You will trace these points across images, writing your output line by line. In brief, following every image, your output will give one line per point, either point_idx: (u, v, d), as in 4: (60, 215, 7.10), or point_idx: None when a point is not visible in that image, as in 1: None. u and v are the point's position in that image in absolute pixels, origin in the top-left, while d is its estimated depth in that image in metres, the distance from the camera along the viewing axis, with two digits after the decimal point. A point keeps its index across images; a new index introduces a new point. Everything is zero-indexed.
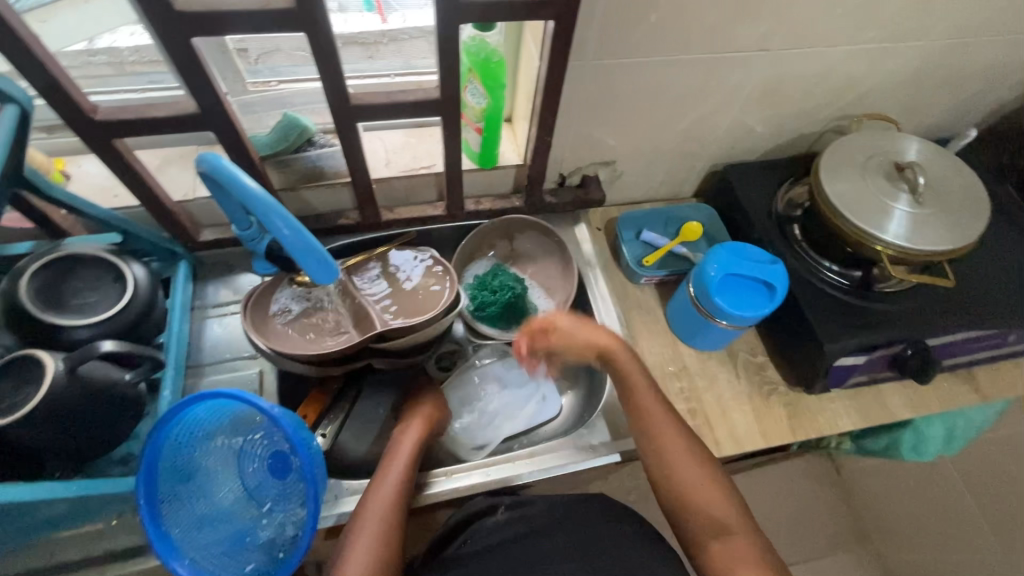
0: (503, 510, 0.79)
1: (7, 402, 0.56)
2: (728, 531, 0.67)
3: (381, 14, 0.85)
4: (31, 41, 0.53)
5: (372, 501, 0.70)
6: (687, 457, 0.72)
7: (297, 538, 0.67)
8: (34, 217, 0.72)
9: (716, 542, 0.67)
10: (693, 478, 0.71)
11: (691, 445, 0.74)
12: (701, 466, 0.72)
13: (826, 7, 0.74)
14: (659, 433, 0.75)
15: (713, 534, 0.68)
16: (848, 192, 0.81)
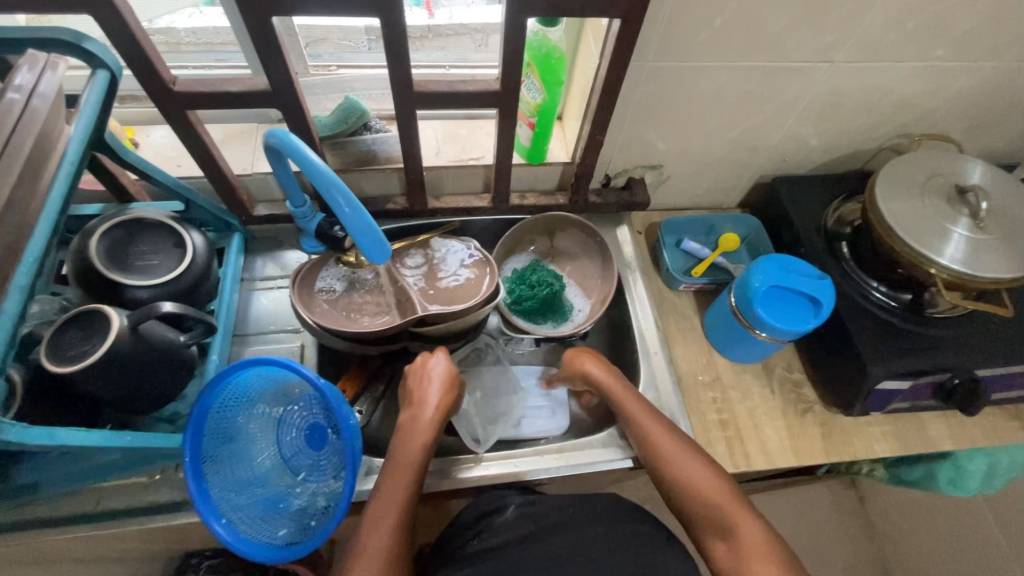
0: (513, 509, 0.78)
1: (74, 351, 0.59)
2: (731, 530, 0.66)
3: (428, 10, 0.88)
4: (127, 12, 0.56)
5: (383, 503, 0.66)
6: (687, 465, 0.71)
7: (330, 507, 0.70)
8: (106, 180, 0.75)
9: (723, 543, 0.67)
10: (692, 485, 0.70)
11: (691, 455, 0.72)
12: (701, 467, 0.71)
13: (899, 21, 0.72)
14: (659, 446, 0.73)
15: (717, 534, 0.67)
16: (904, 212, 0.78)
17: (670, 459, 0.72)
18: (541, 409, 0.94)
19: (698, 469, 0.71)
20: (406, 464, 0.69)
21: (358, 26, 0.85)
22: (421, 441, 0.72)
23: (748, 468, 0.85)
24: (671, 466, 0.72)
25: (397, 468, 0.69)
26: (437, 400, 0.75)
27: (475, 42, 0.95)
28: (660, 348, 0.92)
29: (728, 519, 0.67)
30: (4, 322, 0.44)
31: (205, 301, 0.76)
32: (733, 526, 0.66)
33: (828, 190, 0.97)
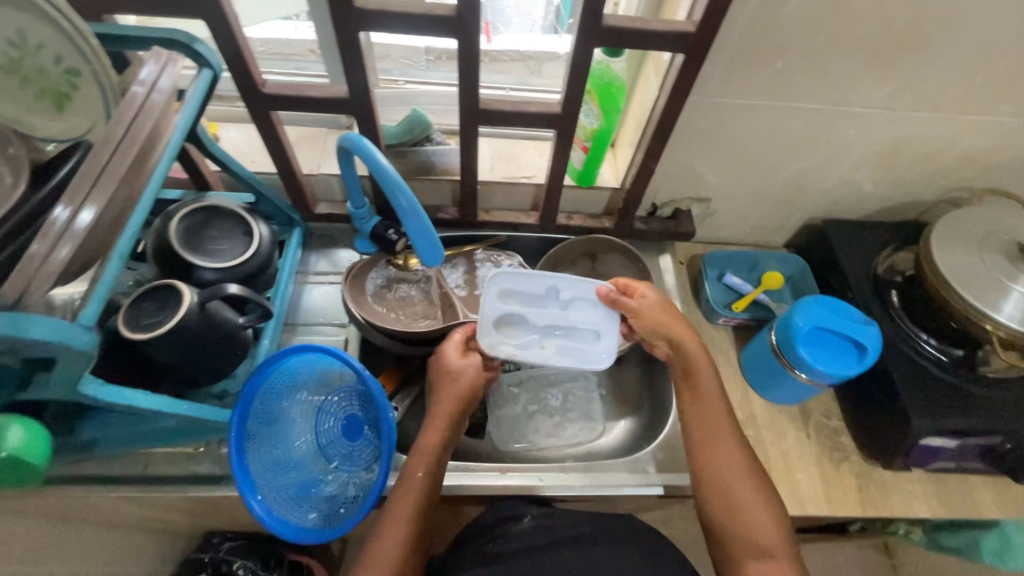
0: (529, 518, 0.78)
1: (148, 321, 0.64)
2: (773, 556, 0.65)
3: (487, 35, 0.95)
4: (234, 20, 0.62)
5: (402, 498, 0.68)
6: (750, 482, 0.69)
7: (360, 498, 0.73)
8: (189, 168, 0.82)
9: (757, 562, 0.66)
10: (748, 500, 0.68)
11: (754, 474, 0.70)
12: (760, 489, 0.69)
13: (967, 74, 0.72)
14: (724, 456, 0.70)
15: (754, 554, 0.66)
16: (960, 265, 0.77)
17: (734, 470, 0.69)
18: (590, 327, 0.79)
19: (754, 485, 0.69)
20: (426, 459, 0.70)
21: (419, 46, 0.94)
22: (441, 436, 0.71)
23: None
24: (732, 479, 0.69)
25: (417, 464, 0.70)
26: (455, 396, 0.73)
27: (531, 69, 1.00)
28: None
29: (773, 544, 0.66)
30: (102, 285, 0.48)
31: (262, 289, 0.81)
32: (777, 553, 0.65)
33: (880, 237, 0.96)
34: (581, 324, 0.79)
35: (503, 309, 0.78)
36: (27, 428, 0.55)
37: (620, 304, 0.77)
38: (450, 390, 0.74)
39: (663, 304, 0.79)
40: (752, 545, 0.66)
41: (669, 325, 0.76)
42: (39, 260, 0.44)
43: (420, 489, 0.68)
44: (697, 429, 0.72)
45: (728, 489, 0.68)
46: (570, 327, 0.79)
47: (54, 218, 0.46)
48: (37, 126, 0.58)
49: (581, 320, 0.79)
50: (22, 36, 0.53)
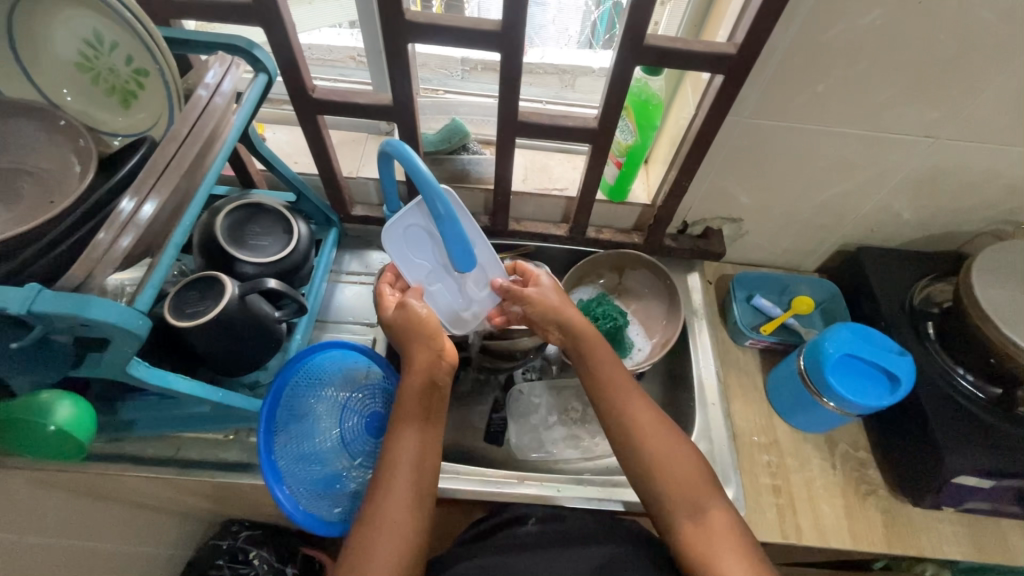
0: (534, 522, 0.77)
1: (192, 309, 0.67)
2: (703, 509, 0.64)
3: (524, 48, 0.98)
4: (291, 30, 0.65)
5: (393, 480, 0.64)
6: (661, 441, 0.68)
7: None
8: (237, 167, 0.86)
9: (691, 520, 0.64)
10: (663, 461, 0.67)
11: (666, 429, 0.69)
12: (675, 444, 0.68)
13: (1015, 105, 0.71)
14: (639, 426, 0.69)
15: (685, 512, 0.65)
16: (1002, 299, 0.75)
17: (647, 435, 0.68)
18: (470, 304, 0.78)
19: (669, 447, 0.68)
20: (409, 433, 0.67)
21: (456, 57, 0.97)
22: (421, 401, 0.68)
23: (799, 541, 0.80)
24: (644, 444, 0.68)
25: (403, 437, 0.66)
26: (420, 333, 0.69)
27: (565, 82, 1.02)
28: (718, 401, 0.89)
29: (701, 499, 0.65)
30: (160, 271, 0.52)
31: (297, 286, 0.83)
32: (705, 505, 0.65)
33: (917, 267, 0.93)
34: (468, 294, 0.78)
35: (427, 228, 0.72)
36: (75, 403, 0.58)
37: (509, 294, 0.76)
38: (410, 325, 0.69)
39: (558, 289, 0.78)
40: (674, 501, 0.65)
41: (559, 306, 0.75)
42: (104, 247, 0.47)
43: (411, 459, 0.65)
44: (606, 399, 0.72)
45: (644, 455, 0.68)
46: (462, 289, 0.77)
47: (120, 209, 0.48)
48: (107, 121, 0.63)
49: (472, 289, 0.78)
50: (99, 37, 0.58)
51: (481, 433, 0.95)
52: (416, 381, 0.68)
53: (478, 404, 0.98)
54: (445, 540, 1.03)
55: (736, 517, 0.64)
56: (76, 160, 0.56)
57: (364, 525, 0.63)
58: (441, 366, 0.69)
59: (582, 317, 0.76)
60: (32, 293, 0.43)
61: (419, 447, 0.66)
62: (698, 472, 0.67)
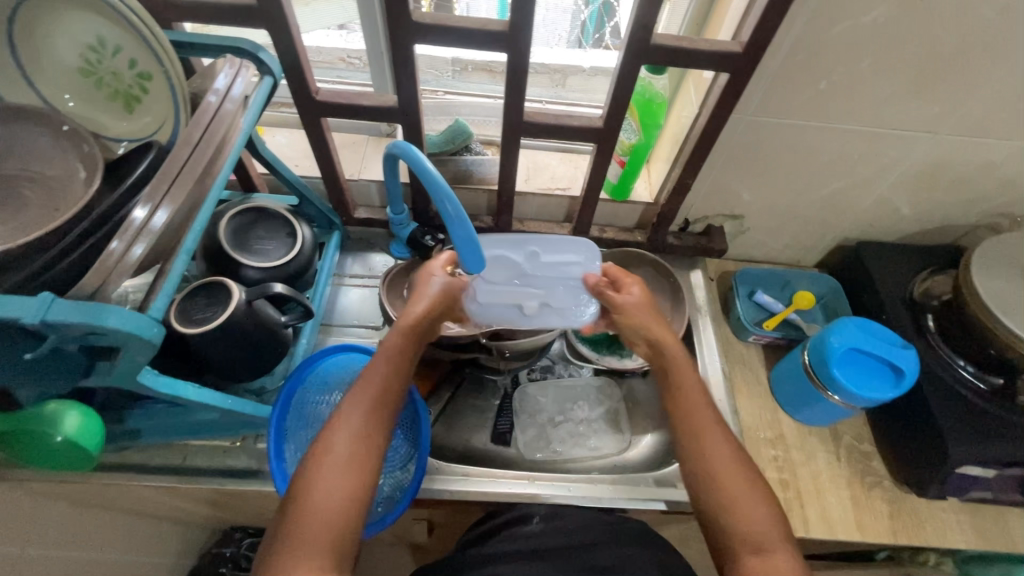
0: (536, 520, 0.77)
1: (199, 316, 0.66)
2: (768, 549, 0.59)
3: None
4: (295, 32, 0.65)
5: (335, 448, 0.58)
6: (733, 467, 0.64)
7: (399, 493, 0.77)
8: (239, 171, 0.85)
9: (756, 557, 0.59)
10: (737, 496, 0.62)
11: (733, 447, 0.66)
12: (747, 478, 0.64)
13: (1011, 102, 0.72)
14: (699, 436, 0.66)
15: (750, 548, 0.60)
16: (1002, 291, 0.76)
17: (724, 465, 0.64)
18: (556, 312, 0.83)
19: (744, 477, 0.64)
20: (370, 395, 0.61)
21: (447, 57, 0.97)
22: (390, 368, 0.63)
23: (807, 534, 0.81)
24: (717, 473, 0.64)
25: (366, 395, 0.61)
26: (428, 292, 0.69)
27: (556, 81, 1.02)
28: (724, 397, 0.90)
29: (769, 540, 0.60)
30: (173, 279, 0.51)
31: (301, 290, 0.82)
32: (772, 546, 0.60)
33: (916, 260, 0.95)
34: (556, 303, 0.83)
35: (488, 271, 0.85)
36: (82, 413, 0.57)
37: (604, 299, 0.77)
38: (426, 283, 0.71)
39: (648, 302, 0.75)
40: (748, 542, 0.60)
41: (646, 320, 0.74)
42: (117, 256, 0.46)
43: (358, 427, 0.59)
44: (680, 414, 0.68)
45: (716, 483, 0.63)
46: (550, 298, 0.84)
47: (133, 218, 0.47)
48: (110, 126, 0.62)
49: (557, 289, 0.84)
50: (102, 41, 0.57)
51: (487, 434, 0.95)
52: (391, 355, 0.64)
53: (483, 404, 0.97)
54: (452, 538, 1.04)
55: (802, 565, 0.59)
56: (81, 165, 0.55)
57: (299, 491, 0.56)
58: (415, 339, 0.66)
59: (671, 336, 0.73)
60: (44, 303, 0.43)
61: (367, 413, 0.60)
62: (771, 509, 0.62)
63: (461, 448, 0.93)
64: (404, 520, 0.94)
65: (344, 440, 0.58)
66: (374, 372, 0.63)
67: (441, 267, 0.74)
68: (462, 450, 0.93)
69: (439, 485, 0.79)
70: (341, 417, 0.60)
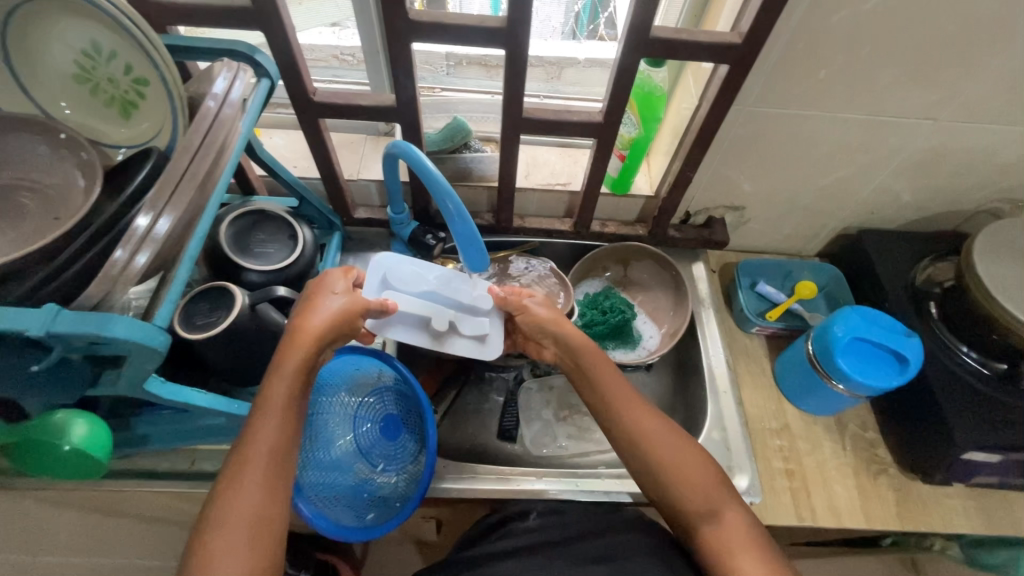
0: (534, 517, 0.76)
1: (204, 321, 0.66)
2: (716, 514, 0.62)
3: None
4: (292, 32, 0.64)
5: (230, 508, 0.53)
6: (670, 448, 0.65)
7: (411, 490, 0.77)
8: (237, 173, 0.85)
9: (710, 526, 0.61)
10: (675, 469, 0.64)
11: (664, 424, 0.67)
12: (686, 448, 0.65)
13: (1013, 86, 0.72)
14: (631, 424, 0.66)
15: (703, 516, 0.62)
16: (1005, 277, 0.76)
17: (658, 450, 0.64)
18: (468, 338, 0.76)
19: (676, 451, 0.65)
20: (258, 457, 0.55)
21: (442, 52, 0.96)
22: (286, 405, 0.58)
23: (814, 523, 0.81)
24: (654, 454, 0.64)
25: (258, 443, 0.56)
26: (320, 317, 0.62)
27: (553, 74, 1.01)
28: (729, 388, 0.91)
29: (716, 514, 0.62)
30: (176, 285, 0.51)
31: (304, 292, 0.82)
32: (720, 510, 0.62)
33: (918, 248, 0.94)
34: (471, 327, 0.76)
35: (394, 280, 0.74)
36: (90, 422, 0.57)
37: (509, 303, 0.74)
38: (317, 304, 0.63)
39: (551, 306, 0.75)
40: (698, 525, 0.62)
41: (555, 322, 0.73)
42: (120, 265, 0.46)
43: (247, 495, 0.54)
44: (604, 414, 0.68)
45: (653, 462, 0.64)
46: (465, 322, 0.76)
47: (135, 227, 0.47)
48: (108, 133, 0.62)
49: (471, 313, 0.77)
50: (96, 48, 0.57)
51: (494, 431, 0.95)
52: (280, 407, 0.58)
53: (488, 401, 0.97)
54: (460, 534, 1.04)
55: (756, 521, 0.62)
56: (80, 173, 0.55)
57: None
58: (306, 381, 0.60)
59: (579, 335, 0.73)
60: (50, 315, 0.43)
61: (269, 458, 0.56)
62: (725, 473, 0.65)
63: (467, 446, 0.94)
64: (413, 518, 0.95)
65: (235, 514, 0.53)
66: (269, 410, 0.57)
67: (341, 280, 0.67)
68: (468, 448, 0.93)
69: (448, 484, 0.79)
70: (239, 465, 0.55)
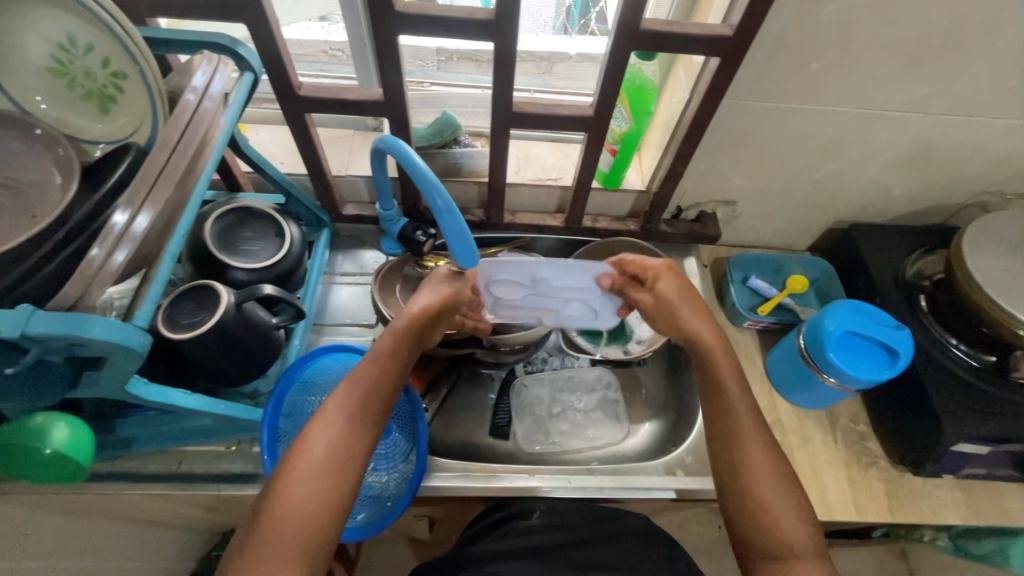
0: (537, 515, 0.76)
1: (188, 321, 0.65)
2: (790, 559, 0.59)
3: None
4: (275, 25, 0.63)
5: (312, 445, 0.57)
6: (772, 486, 0.62)
7: (403, 488, 0.77)
8: (222, 169, 0.83)
9: (775, 563, 0.59)
10: (767, 508, 0.61)
11: (775, 464, 0.63)
12: (783, 490, 0.62)
13: (1002, 79, 0.72)
14: (738, 450, 0.64)
15: (771, 555, 0.60)
16: (993, 270, 0.76)
17: (756, 482, 0.62)
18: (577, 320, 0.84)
19: (779, 489, 0.62)
20: (345, 407, 0.60)
21: (432, 46, 0.94)
22: (380, 369, 0.62)
23: None
24: (748, 484, 0.62)
25: (345, 399, 0.61)
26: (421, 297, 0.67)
27: (545, 69, 1.00)
28: None
29: (795, 547, 0.59)
30: (156, 284, 0.50)
31: (292, 290, 0.81)
32: (797, 558, 0.59)
33: (908, 241, 0.95)
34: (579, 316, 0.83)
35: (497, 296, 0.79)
36: (71, 426, 0.56)
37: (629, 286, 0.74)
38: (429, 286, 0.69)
39: (683, 290, 0.72)
40: (780, 554, 0.59)
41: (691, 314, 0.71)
42: (97, 263, 0.45)
43: (319, 469, 0.56)
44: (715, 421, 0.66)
45: (743, 490, 0.62)
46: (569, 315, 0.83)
47: (112, 223, 0.46)
48: (86, 128, 0.60)
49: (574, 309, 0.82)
50: (72, 40, 0.55)
51: (486, 428, 0.94)
52: (373, 365, 0.63)
53: (480, 398, 0.97)
54: (453, 532, 1.04)
55: None
56: (56, 170, 0.53)
57: (257, 529, 0.54)
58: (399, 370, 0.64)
59: (706, 328, 0.70)
60: (25, 315, 0.42)
61: (353, 412, 0.60)
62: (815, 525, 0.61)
63: (459, 444, 0.93)
64: (406, 517, 0.94)
65: (306, 484, 0.55)
66: (364, 373, 0.62)
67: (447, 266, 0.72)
68: (460, 445, 0.93)
69: (440, 482, 0.78)
70: (325, 413, 0.60)
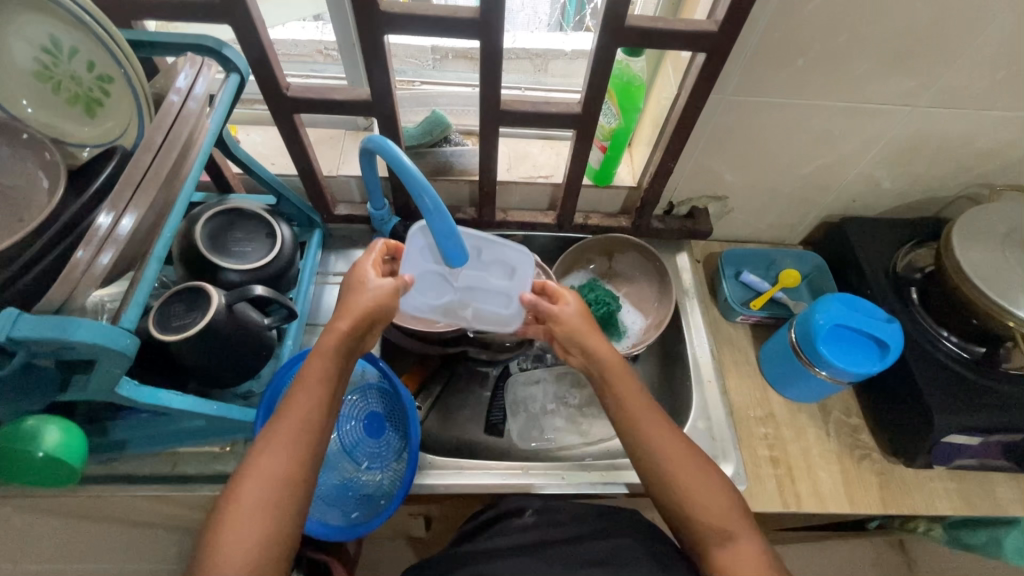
0: (530, 513, 0.76)
1: (178, 322, 0.65)
2: (732, 540, 0.60)
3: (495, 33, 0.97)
4: (261, 26, 0.63)
5: (253, 480, 0.54)
6: (702, 489, 0.62)
7: (395, 487, 0.77)
8: (212, 171, 0.83)
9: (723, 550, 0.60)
10: (705, 512, 0.61)
11: (707, 472, 0.63)
12: (707, 478, 0.63)
13: (987, 72, 0.72)
14: (665, 467, 0.63)
15: (716, 542, 0.61)
16: (983, 262, 0.76)
17: (692, 491, 0.62)
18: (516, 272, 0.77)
19: (712, 486, 0.63)
20: (283, 435, 0.57)
21: (426, 46, 0.95)
22: (312, 390, 0.59)
23: (798, 508, 0.82)
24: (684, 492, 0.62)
25: (280, 429, 0.57)
26: (350, 308, 0.62)
27: (537, 66, 1.00)
28: (714, 377, 0.91)
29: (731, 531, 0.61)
30: (143, 286, 0.50)
31: (284, 291, 0.81)
32: (737, 536, 0.60)
33: (899, 234, 0.95)
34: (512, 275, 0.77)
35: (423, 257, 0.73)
36: (63, 428, 0.56)
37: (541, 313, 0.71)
38: (356, 293, 0.64)
39: (586, 316, 0.70)
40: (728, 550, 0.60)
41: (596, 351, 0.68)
42: (82, 266, 0.45)
43: (258, 508, 0.54)
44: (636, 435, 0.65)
45: (678, 500, 0.63)
46: None
47: (97, 225, 0.46)
48: (71, 132, 0.60)
49: None
50: (56, 44, 0.55)
51: (481, 426, 0.94)
52: (309, 385, 0.59)
53: (475, 396, 0.97)
54: (450, 529, 1.04)
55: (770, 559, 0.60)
56: (43, 174, 0.54)
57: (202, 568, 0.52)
58: (337, 381, 0.61)
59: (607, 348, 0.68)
60: (10, 319, 0.42)
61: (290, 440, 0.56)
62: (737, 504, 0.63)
63: (454, 441, 0.93)
64: (402, 515, 0.95)
65: (246, 517, 0.53)
66: (296, 396, 0.59)
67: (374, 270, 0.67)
68: (455, 443, 0.93)
69: (433, 480, 0.79)
70: (262, 445, 0.56)
